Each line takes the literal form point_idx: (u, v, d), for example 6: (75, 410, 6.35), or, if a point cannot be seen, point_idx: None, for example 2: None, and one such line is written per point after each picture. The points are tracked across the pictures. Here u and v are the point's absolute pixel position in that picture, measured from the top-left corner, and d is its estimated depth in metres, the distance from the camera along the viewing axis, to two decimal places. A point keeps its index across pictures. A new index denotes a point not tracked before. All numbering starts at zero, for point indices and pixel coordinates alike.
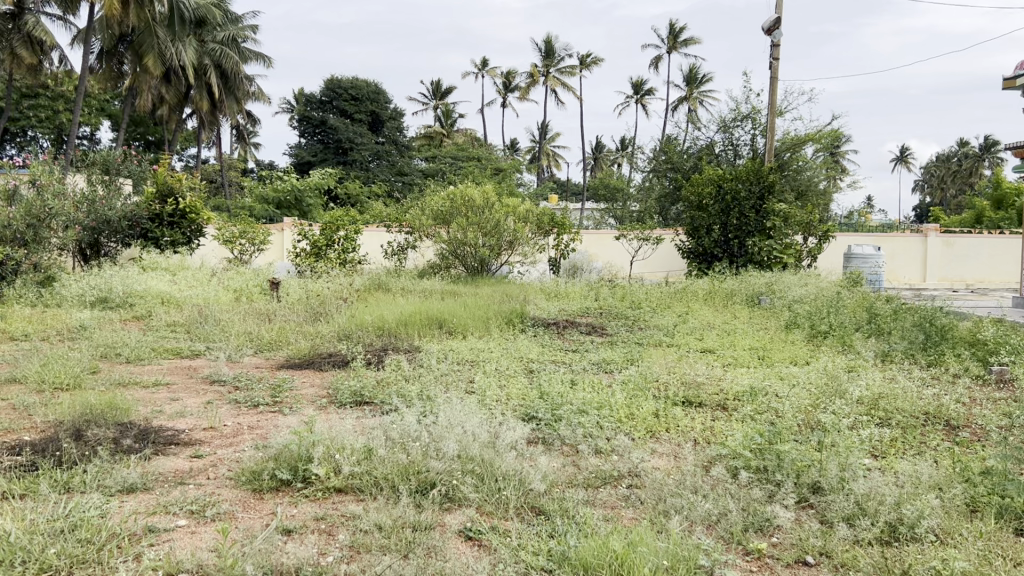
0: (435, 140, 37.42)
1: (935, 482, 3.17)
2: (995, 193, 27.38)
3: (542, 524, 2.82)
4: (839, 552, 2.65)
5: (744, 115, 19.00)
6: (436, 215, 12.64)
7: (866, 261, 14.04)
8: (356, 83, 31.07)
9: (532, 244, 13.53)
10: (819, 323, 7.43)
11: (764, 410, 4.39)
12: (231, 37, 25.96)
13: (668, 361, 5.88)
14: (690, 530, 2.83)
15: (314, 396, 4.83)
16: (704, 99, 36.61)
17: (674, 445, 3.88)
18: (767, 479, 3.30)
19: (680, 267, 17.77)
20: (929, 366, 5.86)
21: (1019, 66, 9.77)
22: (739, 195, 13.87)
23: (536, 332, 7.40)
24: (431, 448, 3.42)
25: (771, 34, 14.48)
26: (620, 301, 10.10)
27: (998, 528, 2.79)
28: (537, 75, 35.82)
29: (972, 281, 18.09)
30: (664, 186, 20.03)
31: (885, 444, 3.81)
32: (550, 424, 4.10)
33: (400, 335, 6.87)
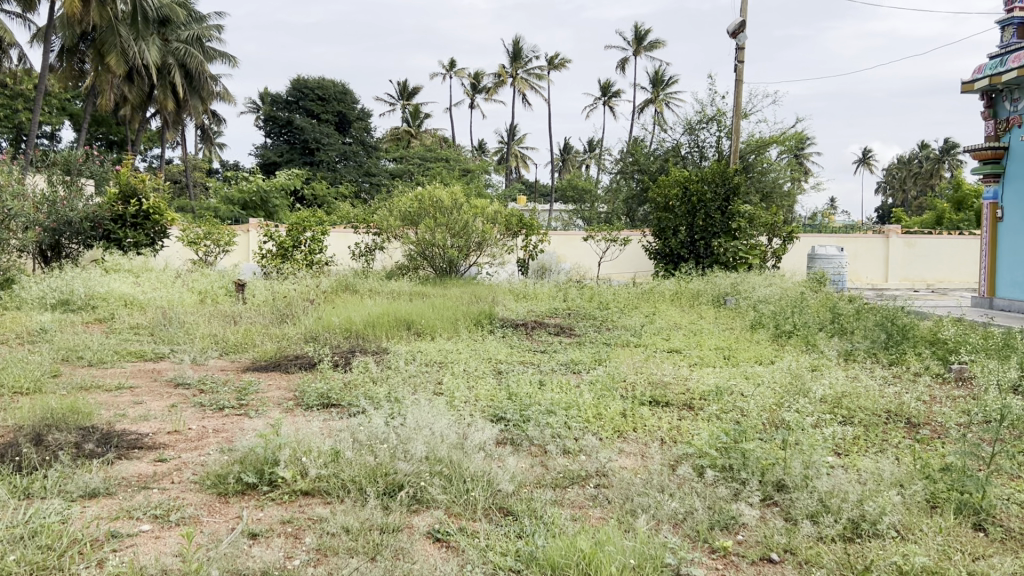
0: (403, 140, 37.33)
1: (897, 479, 3.21)
2: (954, 195, 27.88)
3: (510, 525, 2.82)
4: (803, 550, 2.68)
5: (709, 117, 19.16)
6: (404, 216, 12.55)
7: (829, 261, 14.21)
8: (323, 83, 30.85)
9: (501, 245, 13.54)
10: (783, 323, 7.52)
11: (729, 409, 4.43)
12: (195, 36, 25.67)
13: (635, 361, 5.92)
14: (656, 528, 2.85)
15: (281, 398, 4.80)
16: (671, 101, 36.82)
17: (641, 445, 3.90)
18: (732, 478, 3.34)
19: (647, 267, 17.87)
20: (891, 365, 5.95)
21: (977, 70, 9.94)
22: (705, 196, 13.98)
23: (504, 333, 7.42)
24: (398, 449, 3.41)
25: (735, 37, 14.61)
26: (588, 302, 10.15)
27: (957, 523, 2.85)
28: (504, 76, 35.81)
29: (932, 281, 18.40)
30: (631, 188, 20.23)
31: (849, 442, 3.85)
32: (519, 425, 4.11)
33: (368, 336, 6.86)
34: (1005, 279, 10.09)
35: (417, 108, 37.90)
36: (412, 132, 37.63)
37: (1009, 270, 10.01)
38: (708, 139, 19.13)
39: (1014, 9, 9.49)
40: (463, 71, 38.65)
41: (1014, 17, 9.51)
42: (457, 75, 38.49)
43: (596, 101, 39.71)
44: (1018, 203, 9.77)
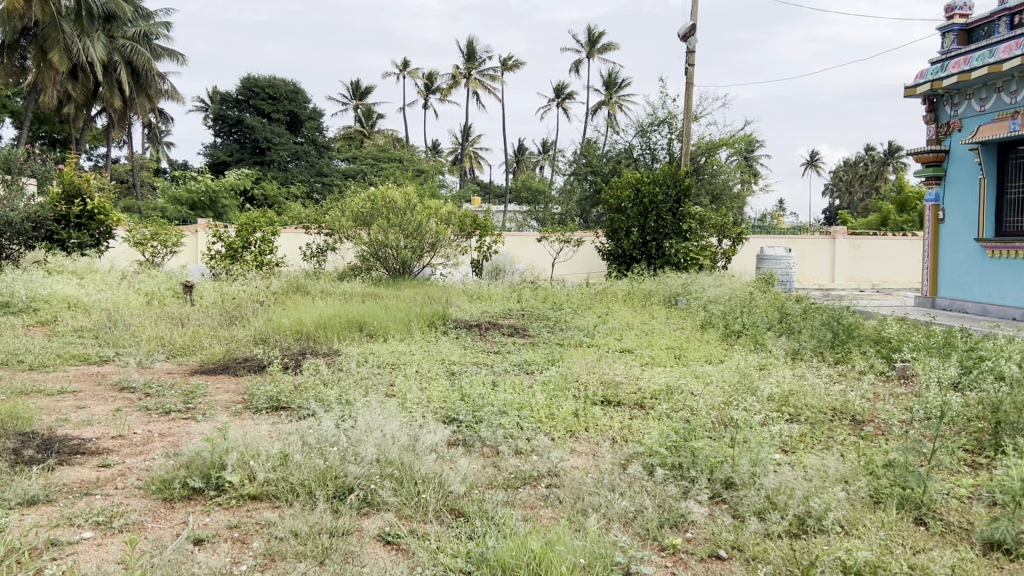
0: (355, 140, 37.05)
1: (842, 475, 3.28)
2: (898, 198, 28.51)
3: (462, 526, 2.82)
4: (750, 546, 2.72)
5: (660, 119, 19.35)
6: (356, 216, 12.43)
7: (778, 261, 14.44)
8: (273, 82, 30.46)
9: (454, 246, 13.49)
10: (732, 323, 7.63)
11: (680, 408, 4.48)
12: (142, 33, 25.19)
13: (588, 361, 5.95)
14: (607, 528, 2.87)
15: (229, 402, 4.72)
16: (624, 103, 37.07)
17: (593, 444, 3.92)
18: (681, 476, 3.38)
19: (600, 267, 17.96)
20: (837, 364, 6.07)
21: (918, 75, 10.19)
22: (656, 197, 14.11)
23: (457, 334, 7.40)
24: (349, 452, 3.38)
25: (686, 40, 14.77)
26: (541, 303, 10.16)
27: (899, 518, 2.91)
28: (458, 77, 35.70)
29: (877, 281, 18.81)
30: (585, 189, 20.34)
31: (795, 439, 3.93)
32: (471, 426, 4.11)
33: (319, 338, 6.79)
34: (948, 279, 10.32)
35: (369, 108, 37.61)
36: (364, 132, 37.38)
37: (951, 271, 10.26)
38: (660, 141, 19.31)
39: (954, 16, 9.86)
40: (416, 71, 38.46)
41: (954, 24, 9.80)
42: (410, 75, 38.29)
43: (549, 103, 39.78)
44: (959, 204, 10.01)
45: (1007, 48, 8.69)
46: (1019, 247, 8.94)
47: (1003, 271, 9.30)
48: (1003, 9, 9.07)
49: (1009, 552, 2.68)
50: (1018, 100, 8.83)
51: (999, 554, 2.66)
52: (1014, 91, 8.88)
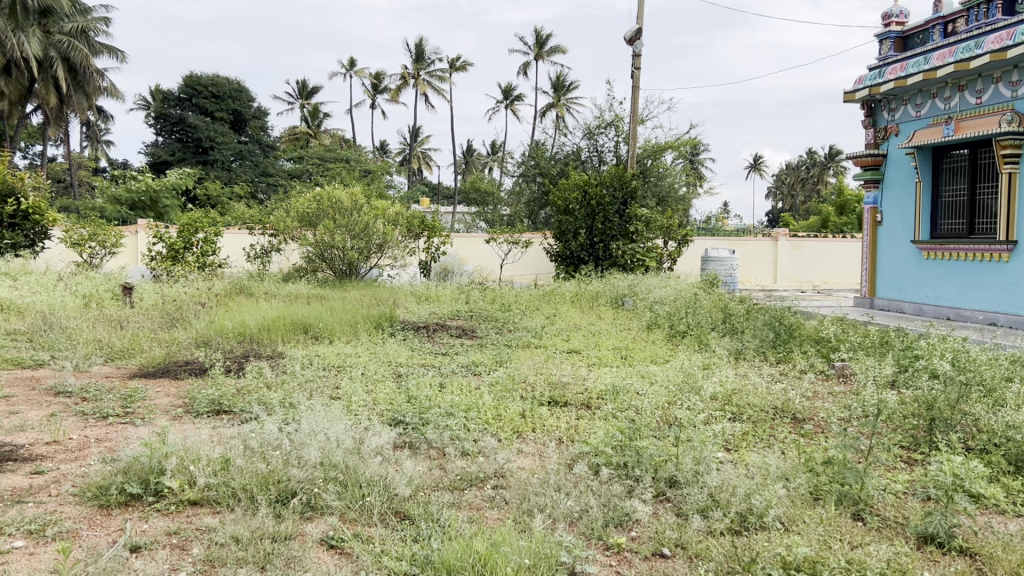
0: (301, 140, 36.62)
1: (782, 473, 3.33)
2: (838, 200, 29.10)
3: (407, 528, 2.81)
4: (693, 543, 2.75)
5: (607, 122, 19.51)
6: (301, 216, 12.30)
7: (722, 263, 14.66)
8: (217, 80, 29.97)
9: (402, 247, 13.40)
10: (677, 323, 7.73)
11: (625, 408, 4.52)
12: (80, 29, 24.54)
13: (535, 362, 5.97)
14: (552, 528, 2.88)
15: (169, 406, 4.63)
16: (572, 106, 37.21)
17: (539, 445, 3.94)
18: (626, 475, 3.40)
19: (548, 269, 18.02)
20: (778, 363, 6.19)
21: (857, 82, 10.44)
22: (604, 200, 14.20)
23: (405, 336, 7.35)
24: (292, 456, 3.34)
25: (633, 43, 14.91)
26: (489, 304, 10.16)
27: (837, 514, 2.97)
28: (406, 77, 35.49)
29: (818, 282, 19.18)
30: (533, 191, 20.40)
31: (737, 438, 3.99)
32: (417, 428, 4.08)
33: (263, 341, 6.69)
34: (885, 280, 10.58)
35: (315, 107, 37.17)
36: (311, 132, 36.98)
37: (889, 272, 10.52)
38: (607, 143, 19.46)
39: (891, 24, 10.09)
40: (363, 71, 38.10)
41: (890, 31, 10.06)
42: (357, 74, 37.91)
43: (498, 104, 39.74)
44: (896, 207, 10.27)
45: (941, 55, 8.95)
46: (953, 249, 9.21)
47: (938, 272, 9.56)
48: (937, 17, 9.36)
49: (942, 546, 2.76)
50: (951, 106, 9.12)
51: (933, 548, 2.73)
52: (947, 98, 9.17)
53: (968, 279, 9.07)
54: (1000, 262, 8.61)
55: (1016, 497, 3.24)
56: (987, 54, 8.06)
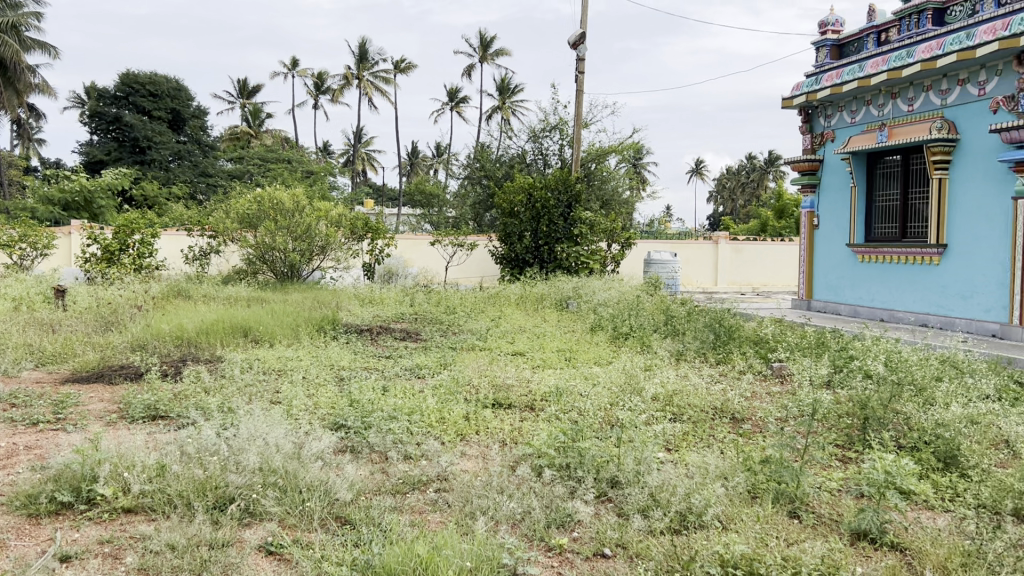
0: (242, 140, 36.05)
1: (721, 472, 3.39)
2: (777, 204, 29.66)
3: (348, 533, 2.78)
4: (634, 543, 2.78)
5: (552, 125, 19.60)
6: (241, 217, 12.12)
7: (664, 266, 14.85)
8: (154, 78, 29.33)
9: (345, 249, 13.26)
10: (620, 326, 7.81)
11: (568, 409, 4.55)
12: (10, 24, 23.77)
13: (479, 365, 5.96)
14: (495, 530, 2.88)
15: (103, 412, 4.51)
16: (517, 108, 37.25)
17: (483, 447, 3.94)
18: (569, 476, 3.42)
19: (493, 272, 18.05)
20: (718, 364, 6.28)
21: (795, 88, 10.66)
22: (548, 203, 14.27)
23: (348, 339, 7.28)
24: (230, 461, 3.28)
25: (577, 48, 15.02)
26: (434, 307, 10.12)
27: (774, 511, 3.03)
28: (350, 78, 35.17)
29: (757, 284, 19.53)
30: (478, 193, 20.39)
31: (678, 438, 4.05)
32: (359, 432, 4.04)
33: (202, 344, 6.57)
34: (822, 282, 10.82)
35: (257, 107, 36.59)
36: (252, 132, 36.42)
37: (825, 274, 10.77)
38: (551, 147, 19.56)
39: (827, 32, 10.36)
40: (306, 71, 37.65)
41: (827, 39, 10.31)
42: (299, 74, 37.44)
43: (443, 106, 39.58)
44: (832, 211, 10.52)
45: (874, 63, 9.19)
46: (887, 252, 9.46)
47: (872, 275, 9.82)
48: (871, 27, 9.63)
49: (874, 541, 2.84)
50: (885, 112, 9.37)
51: (865, 543, 2.81)
52: (881, 105, 9.41)
53: (901, 281, 9.34)
54: (932, 265, 8.87)
55: (945, 492, 3.34)
56: (918, 63, 8.30)
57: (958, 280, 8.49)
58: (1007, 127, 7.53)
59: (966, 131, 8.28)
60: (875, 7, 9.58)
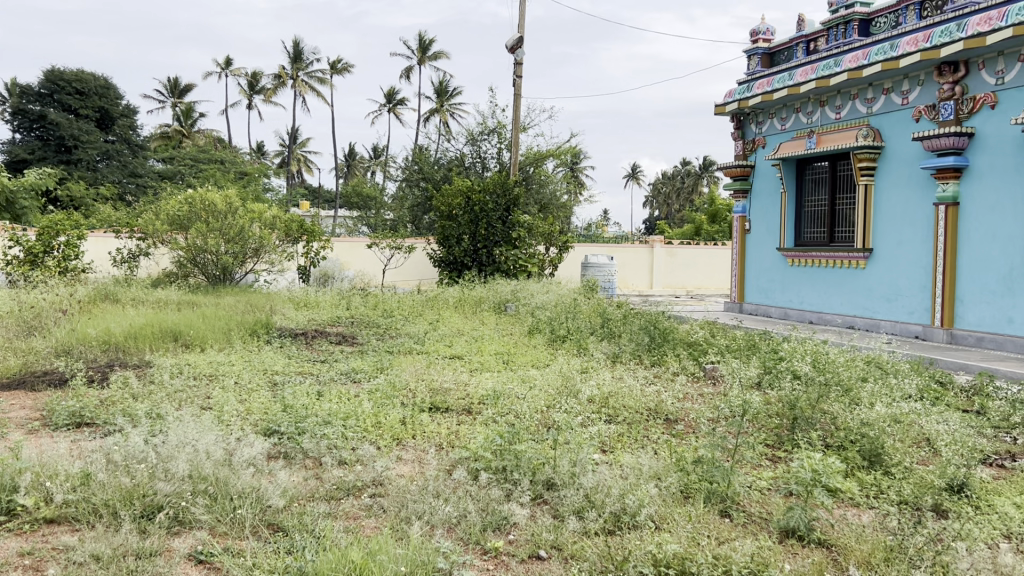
0: (173, 140, 35.25)
1: (655, 472, 3.44)
2: (710, 209, 30.20)
3: (280, 540, 2.74)
4: (568, 545, 2.80)
5: (490, 129, 19.65)
6: (172, 220, 11.87)
7: (601, 269, 14.98)
8: (81, 75, 28.49)
9: (280, 252, 13.03)
10: (557, 328, 7.86)
11: (505, 412, 4.57)
12: None
13: (417, 368, 5.94)
14: (430, 534, 2.88)
15: (25, 419, 4.36)
16: (455, 111, 37.18)
17: (419, 452, 3.92)
18: (505, 479, 3.43)
19: (432, 275, 18.00)
20: (652, 365, 6.38)
21: (727, 95, 10.88)
22: (486, 206, 14.29)
23: (282, 343, 7.18)
24: (158, 469, 3.20)
25: (514, 52, 15.08)
26: (371, 310, 10.03)
27: (706, 511, 3.09)
28: (284, 77, 34.66)
29: (691, 287, 19.83)
30: (416, 196, 20.30)
31: (613, 439, 4.10)
32: (293, 437, 3.98)
33: (130, 349, 6.41)
34: (753, 286, 11.06)
35: (189, 106, 35.76)
36: (183, 132, 35.62)
37: (756, 278, 11.00)
38: (489, 150, 19.61)
39: (758, 40, 10.59)
40: (239, 70, 36.99)
41: (758, 47, 10.55)
42: (233, 74, 36.71)
43: (380, 108, 39.26)
44: (763, 215, 10.75)
45: (803, 72, 9.42)
46: (815, 256, 9.72)
47: (802, 278, 10.06)
48: (800, 36, 9.88)
49: (802, 539, 2.91)
50: (813, 120, 9.63)
51: (793, 541, 2.88)
52: (810, 112, 9.66)
53: (828, 285, 9.60)
54: (858, 268, 9.13)
55: (870, 490, 3.45)
56: (845, 72, 8.53)
57: (883, 283, 8.75)
58: (929, 135, 7.79)
59: (890, 139, 8.56)
60: (804, 17, 9.83)
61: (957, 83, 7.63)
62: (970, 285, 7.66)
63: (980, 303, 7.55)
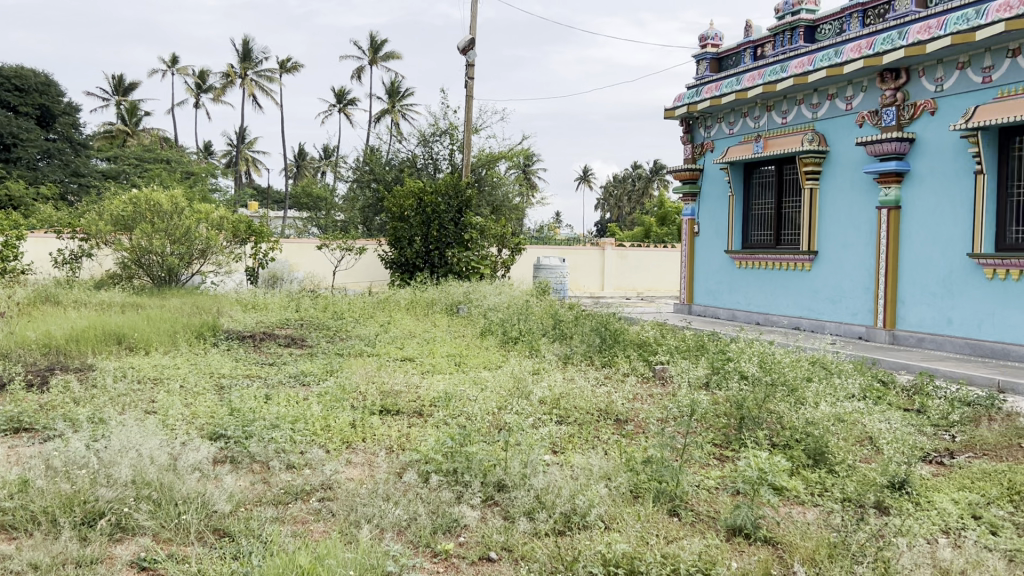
0: (118, 139, 34.50)
1: (605, 473, 3.46)
2: (659, 211, 30.53)
3: (226, 546, 2.70)
4: (519, 546, 2.81)
5: (442, 130, 19.60)
6: (115, 220, 11.60)
7: (552, 271, 15.04)
8: (21, 71, 27.73)
9: (227, 253, 12.82)
10: (509, 330, 7.87)
11: (456, 414, 4.56)
12: None
13: (367, 370, 5.90)
14: (379, 538, 2.86)
15: None
16: (407, 112, 36.99)
17: (369, 455, 3.89)
18: (456, 481, 3.42)
19: (383, 276, 17.90)
20: (604, 366, 6.43)
21: (676, 99, 11.00)
22: (438, 208, 14.25)
23: (229, 346, 7.06)
24: (100, 474, 3.13)
25: (467, 53, 15.07)
26: (321, 312, 9.94)
27: (655, 510, 3.12)
28: (233, 76, 34.15)
29: (642, 289, 20.01)
30: (367, 197, 20.15)
31: (564, 440, 4.12)
32: (239, 441, 3.93)
33: (70, 353, 6.25)
34: (701, 287, 11.20)
35: (133, 104, 34.99)
36: (128, 130, 34.89)
37: (705, 280, 11.14)
38: (441, 151, 19.56)
39: (707, 46, 10.74)
40: (186, 69, 36.33)
41: (706, 52, 10.70)
42: (179, 72, 36.02)
43: (332, 108, 38.88)
44: (711, 218, 10.90)
45: (751, 77, 9.55)
46: (762, 258, 9.88)
47: (749, 280, 10.22)
48: (747, 42, 10.04)
49: (748, 537, 2.95)
50: (760, 124, 9.78)
51: (740, 539, 2.92)
52: (757, 117, 9.81)
53: (775, 286, 9.76)
54: (803, 270, 9.30)
55: (815, 487, 3.51)
56: (791, 77, 8.69)
57: (828, 285, 8.92)
58: (872, 140, 7.96)
59: (834, 143, 8.74)
60: (751, 23, 10.00)
61: (899, 90, 7.82)
62: (911, 286, 7.85)
63: (921, 304, 7.75)
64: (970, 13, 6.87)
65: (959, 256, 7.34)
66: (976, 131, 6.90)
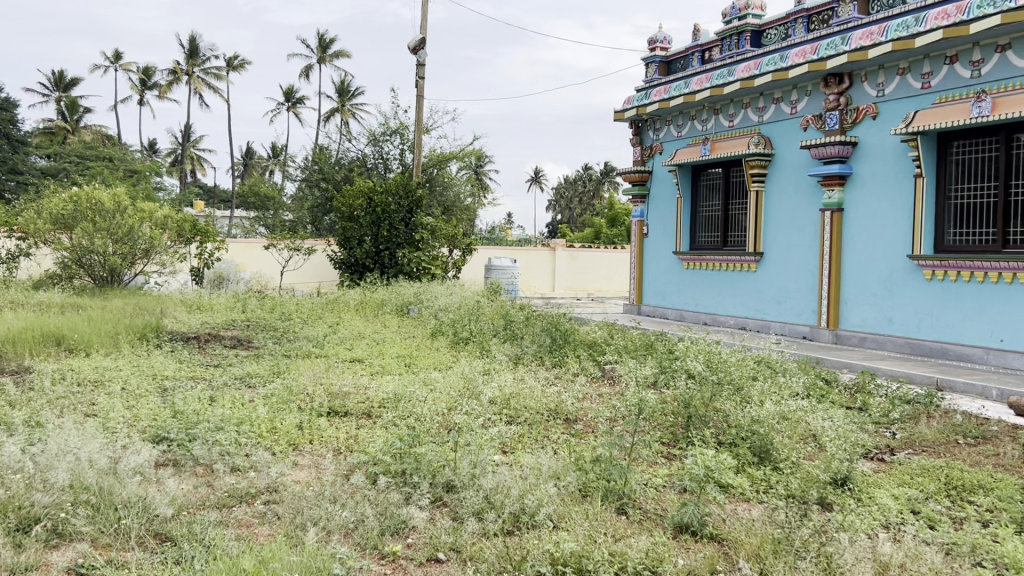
0: (58, 135, 33.62)
1: (554, 472, 3.48)
2: (609, 213, 30.77)
3: (167, 550, 2.64)
4: (467, 546, 2.80)
5: (392, 130, 19.49)
6: (55, 218, 11.31)
7: (503, 272, 15.04)
8: None
9: (172, 253, 12.58)
10: (460, 330, 7.86)
11: (405, 415, 4.54)
12: None
13: (315, 372, 5.84)
14: (326, 540, 2.83)
15: None
16: (357, 111, 36.71)
17: (316, 457, 3.85)
18: (404, 482, 3.39)
19: (331, 276, 17.74)
20: (553, 366, 6.45)
21: (625, 102, 11.08)
22: (388, 208, 14.16)
23: (173, 347, 6.93)
24: (36, 479, 3.05)
25: (417, 53, 15.01)
26: (268, 313, 9.82)
27: (602, 509, 3.13)
28: (178, 73, 33.53)
29: (592, 289, 20.13)
30: (316, 196, 19.95)
31: (513, 440, 4.12)
32: (183, 444, 3.86)
33: (6, 355, 6.07)
34: (650, 288, 11.29)
35: (74, 101, 34.14)
36: (69, 127, 34.04)
37: (653, 280, 11.24)
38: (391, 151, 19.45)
39: (656, 49, 10.86)
40: (130, 65, 35.57)
41: (655, 56, 10.81)
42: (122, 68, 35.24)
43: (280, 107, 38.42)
44: (660, 220, 11.00)
45: (698, 80, 9.67)
46: (709, 259, 10.00)
47: (696, 281, 10.34)
48: (695, 46, 10.17)
49: (695, 534, 2.98)
50: (708, 127, 9.90)
51: (687, 536, 2.95)
52: (705, 120, 9.93)
53: (722, 287, 9.89)
54: (749, 271, 9.43)
55: (759, 485, 3.56)
56: (738, 80, 8.80)
57: (773, 285, 9.07)
58: (816, 143, 8.10)
59: (780, 147, 8.88)
60: (699, 27, 10.12)
61: (842, 94, 7.98)
62: (854, 287, 8.02)
63: (864, 304, 7.91)
64: (910, 20, 7.03)
65: (900, 257, 7.51)
66: (916, 135, 7.07)
